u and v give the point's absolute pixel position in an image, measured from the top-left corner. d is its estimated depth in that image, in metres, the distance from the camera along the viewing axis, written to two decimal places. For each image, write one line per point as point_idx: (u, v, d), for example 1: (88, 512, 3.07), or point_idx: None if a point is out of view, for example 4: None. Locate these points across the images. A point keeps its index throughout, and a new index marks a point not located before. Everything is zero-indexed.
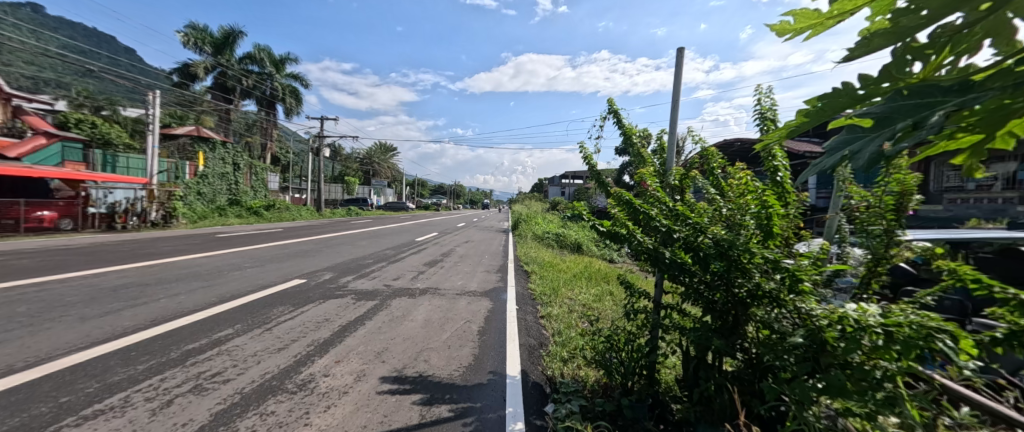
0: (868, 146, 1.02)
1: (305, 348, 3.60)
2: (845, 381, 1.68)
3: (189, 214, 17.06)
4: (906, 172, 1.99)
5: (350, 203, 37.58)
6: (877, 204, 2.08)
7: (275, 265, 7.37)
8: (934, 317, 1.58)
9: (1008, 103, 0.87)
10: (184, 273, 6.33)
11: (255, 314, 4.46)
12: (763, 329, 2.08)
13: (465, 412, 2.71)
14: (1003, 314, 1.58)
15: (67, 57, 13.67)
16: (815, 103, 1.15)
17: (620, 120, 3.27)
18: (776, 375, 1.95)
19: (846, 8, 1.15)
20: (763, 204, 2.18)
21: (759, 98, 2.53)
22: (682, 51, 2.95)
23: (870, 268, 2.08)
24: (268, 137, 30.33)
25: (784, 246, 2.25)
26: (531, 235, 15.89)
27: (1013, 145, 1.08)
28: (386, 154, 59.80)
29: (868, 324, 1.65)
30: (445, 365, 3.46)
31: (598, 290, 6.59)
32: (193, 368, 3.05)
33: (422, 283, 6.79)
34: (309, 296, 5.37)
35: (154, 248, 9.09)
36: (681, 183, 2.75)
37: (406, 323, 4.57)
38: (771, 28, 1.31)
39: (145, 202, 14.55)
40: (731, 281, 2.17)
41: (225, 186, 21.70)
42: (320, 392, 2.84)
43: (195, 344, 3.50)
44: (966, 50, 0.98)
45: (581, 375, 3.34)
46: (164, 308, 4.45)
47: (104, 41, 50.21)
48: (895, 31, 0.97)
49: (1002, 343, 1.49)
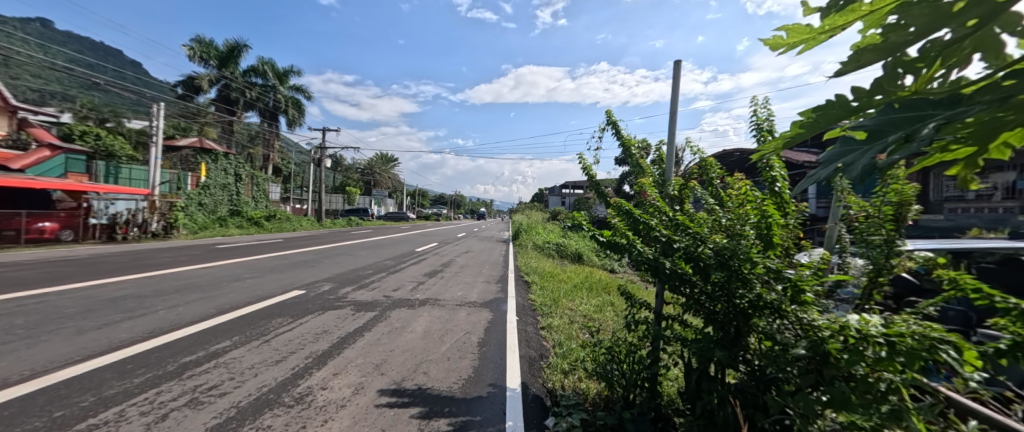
0: (862, 158, 1.03)
1: (303, 360, 3.57)
2: (849, 394, 1.66)
3: (190, 225, 17.13)
4: (904, 182, 2.01)
5: (351, 214, 37.95)
6: (876, 214, 2.09)
7: (274, 276, 7.35)
8: (936, 328, 1.58)
9: (1001, 116, 0.86)
10: (183, 284, 6.30)
11: (254, 326, 4.43)
12: (764, 339, 2.06)
13: (464, 426, 2.67)
14: (1006, 325, 1.57)
15: (73, 71, 13.74)
16: (809, 115, 1.16)
17: (619, 131, 3.31)
18: (779, 388, 1.94)
19: (837, 24, 1.17)
20: (763, 213, 2.20)
21: (755, 109, 2.55)
22: (676, 64, 3.03)
23: (870, 279, 2.06)
24: (269, 148, 30.51)
25: (784, 257, 2.25)
26: (531, 245, 15.94)
27: (1010, 155, 1.07)
28: (388, 165, 60.22)
29: (869, 334, 1.66)
30: (444, 378, 3.43)
31: (599, 300, 6.56)
32: (190, 381, 3.03)
33: (422, 294, 6.74)
34: (308, 308, 5.34)
35: (154, 258, 9.10)
36: (680, 193, 2.77)
37: (405, 334, 4.54)
38: (764, 42, 1.32)
39: (146, 213, 14.62)
40: (732, 292, 2.16)
41: (226, 197, 21.77)
42: (318, 406, 2.80)
43: (192, 357, 3.48)
44: (956, 63, 0.98)
45: (581, 388, 3.32)
46: (162, 320, 4.43)
47: (114, 55, 51.60)
48: (884, 45, 0.99)
49: (1007, 355, 1.47)
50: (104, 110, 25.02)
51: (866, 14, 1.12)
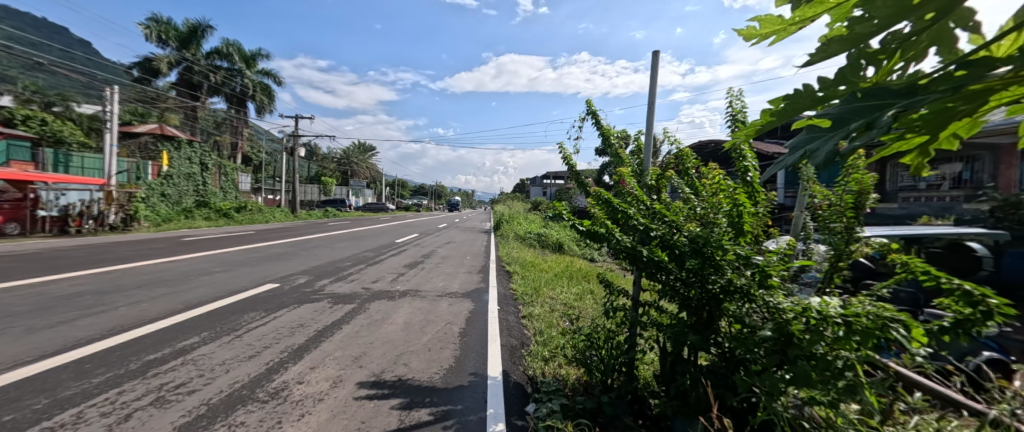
0: (825, 145, 1.04)
1: (278, 355, 3.49)
2: (811, 372, 1.73)
3: (151, 217, 16.34)
4: (863, 172, 2.11)
5: (328, 205, 37.08)
6: (837, 203, 2.17)
7: (245, 270, 7.11)
8: (888, 308, 1.68)
9: (950, 106, 0.90)
10: (147, 278, 6.04)
11: (224, 321, 4.29)
12: (734, 323, 2.14)
13: (445, 415, 2.67)
14: (949, 304, 1.68)
15: (14, 49, 12.83)
16: (779, 103, 1.19)
17: (598, 120, 3.33)
18: (747, 368, 2.03)
19: (807, 15, 1.20)
20: (735, 202, 2.26)
21: (730, 100, 2.61)
22: (657, 55, 3.05)
23: (832, 263, 2.17)
24: (238, 136, 29.34)
25: (754, 243, 2.35)
26: (513, 235, 16.00)
27: (957, 145, 1.14)
28: (365, 156, 59.05)
29: (829, 315, 1.74)
30: (425, 368, 3.42)
31: (579, 289, 6.65)
32: (155, 380, 2.91)
33: (402, 286, 6.66)
34: (282, 302, 5.21)
35: (113, 252, 8.64)
36: (658, 183, 2.81)
37: (386, 326, 4.50)
38: (737, 32, 1.34)
39: (102, 204, 13.84)
40: (705, 277, 2.22)
41: (191, 187, 20.80)
42: (294, 400, 2.75)
43: (158, 354, 3.35)
44: (912, 56, 1.04)
45: (561, 374, 3.37)
46: (124, 317, 4.23)
47: (59, 34, 48.28)
48: (850, 36, 1.02)
49: (949, 332, 1.62)
50: (51, 93, 23.32)
51: (834, 6, 1.14)
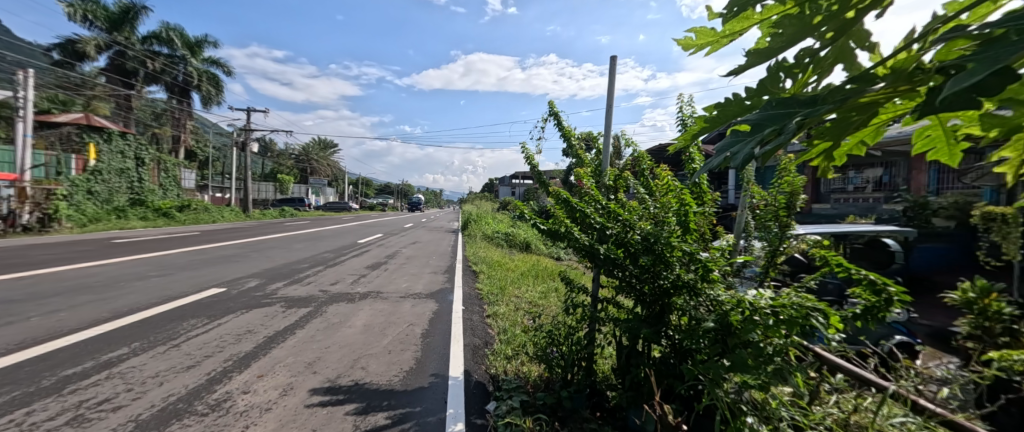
0: (744, 149, 1.11)
1: (221, 364, 3.29)
2: (747, 358, 1.84)
3: (75, 217, 14.84)
4: (795, 174, 2.27)
5: (284, 203, 35.25)
6: (772, 203, 2.34)
7: (186, 274, 6.63)
8: (811, 298, 1.84)
9: (851, 114, 0.98)
10: (69, 285, 5.48)
11: (158, 330, 3.98)
12: (682, 316, 2.24)
13: (403, 418, 2.63)
14: (859, 292, 1.86)
15: None
16: (711, 110, 1.26)
17: (561, 122, 3.40)
18: (692, 357, 2.14)
19: (736, 29, 1.29)
20: (681, 202, 2.38)
21: (681, 106, 2.75)
22: (615, 60, 3.14)
23: (768, 259, 2.33)
24: (179, 129, 27.30)
25: (700, 241, 2.47)
26: (480, 234, 15.96)
27: (862, 152, 1.27)
28: (324, 153, 56.78)
29: (760, 306, 1.88)
30: (384, 371, 3.35)
31: (544, 287, 6.73)
32: (73, 397, 2.66)
33: (364, 287, 6.47)
34: (228, 307, 4.90)
35: (28, 256, 7.76)
36: (615, 183, 2.91)
37: (344, 329, 4.35)
38: (676, 42, 1.41)
39: (14, 203, 12.40)
40: (657, 274, 2.32)
41: (125, 184, 19.09)
42: (238, 411, 2.60)
43: (78, 368, 3.06)
44: (822, 71, 1.13)
45: (523, 371, 3.39)
46: (37, 329, 3.82)
47: None
48: (766, 50, 1.10)
49: (860, 318, 1.78)
50: None
51: (758, 21, 1.23)
